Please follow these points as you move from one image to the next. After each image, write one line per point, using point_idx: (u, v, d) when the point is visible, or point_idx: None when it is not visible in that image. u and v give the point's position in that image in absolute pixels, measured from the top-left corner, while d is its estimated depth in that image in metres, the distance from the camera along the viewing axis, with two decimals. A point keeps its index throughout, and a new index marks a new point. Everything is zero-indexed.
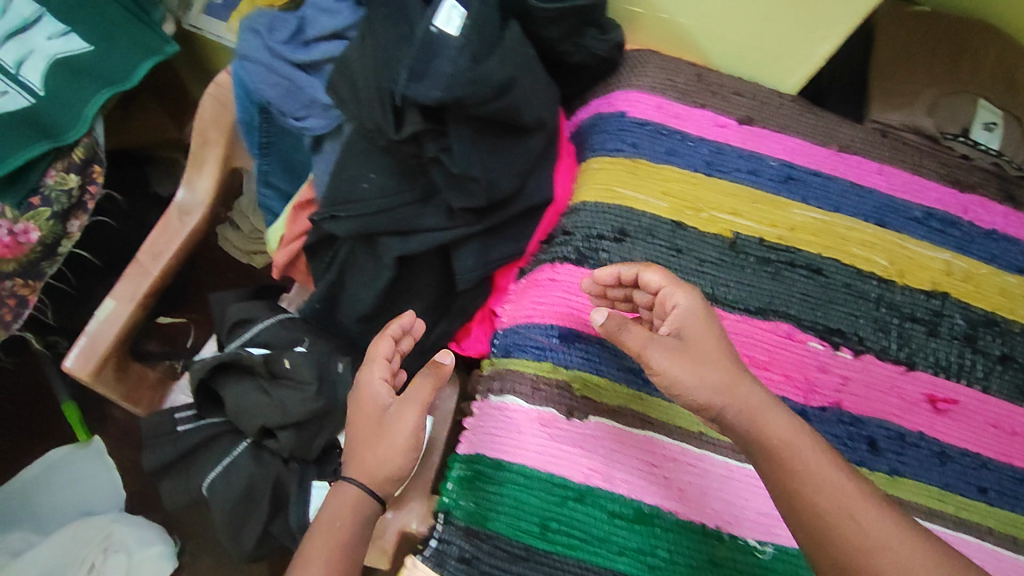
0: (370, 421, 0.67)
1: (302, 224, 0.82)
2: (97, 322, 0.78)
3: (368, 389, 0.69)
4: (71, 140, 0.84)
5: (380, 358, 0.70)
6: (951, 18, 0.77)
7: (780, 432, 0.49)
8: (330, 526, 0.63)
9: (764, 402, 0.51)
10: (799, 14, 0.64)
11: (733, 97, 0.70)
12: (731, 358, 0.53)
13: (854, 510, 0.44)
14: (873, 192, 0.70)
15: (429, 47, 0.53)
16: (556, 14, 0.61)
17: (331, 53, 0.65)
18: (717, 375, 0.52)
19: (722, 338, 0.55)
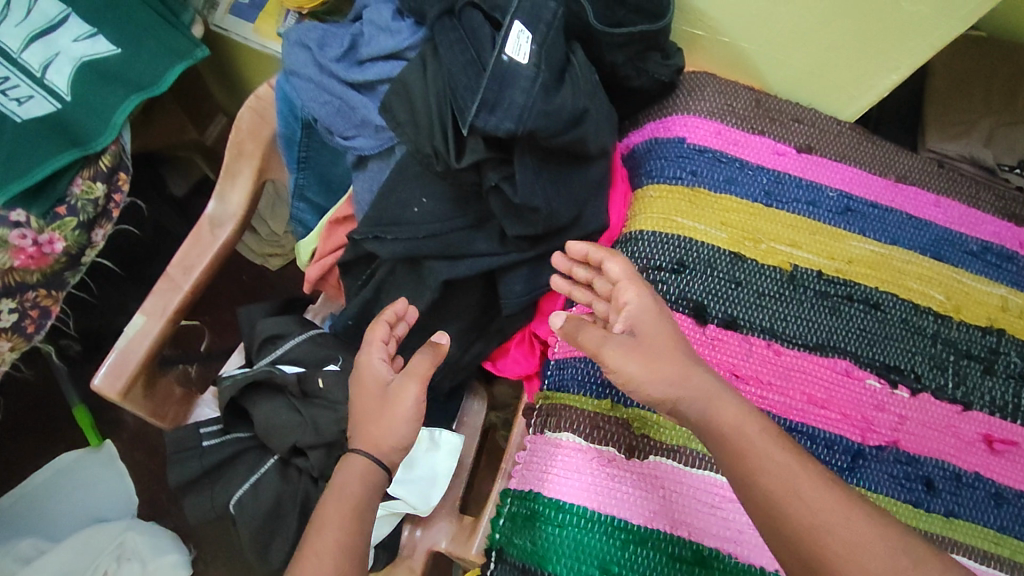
0: (371, 399, 0.66)
1: (337, 239, 0.81)
2: (127, 338, 0.75)
3: (365, 373, 0.67)
4: (98, 148, 0.82)
5: (375, 341, 0.68)
6: (1006, 47, 0.76)
7: (728, 418, 0.48)
8: (340, 495, 0.61)
9: (719, 389, 0.50)
10: (873, 42, 0.61)
11: (793, 124, 0.69)
12: (684, 351, 0.52)
13: (802, 490, 0.44)
14: (930, 224, 0.69)
15: (502, 74, 0.52)
16: (623, 39, 0.61)
17: (387, 72, 0.64)
18: (671, 369, 0.50)
19: (676, 334, 0.53)
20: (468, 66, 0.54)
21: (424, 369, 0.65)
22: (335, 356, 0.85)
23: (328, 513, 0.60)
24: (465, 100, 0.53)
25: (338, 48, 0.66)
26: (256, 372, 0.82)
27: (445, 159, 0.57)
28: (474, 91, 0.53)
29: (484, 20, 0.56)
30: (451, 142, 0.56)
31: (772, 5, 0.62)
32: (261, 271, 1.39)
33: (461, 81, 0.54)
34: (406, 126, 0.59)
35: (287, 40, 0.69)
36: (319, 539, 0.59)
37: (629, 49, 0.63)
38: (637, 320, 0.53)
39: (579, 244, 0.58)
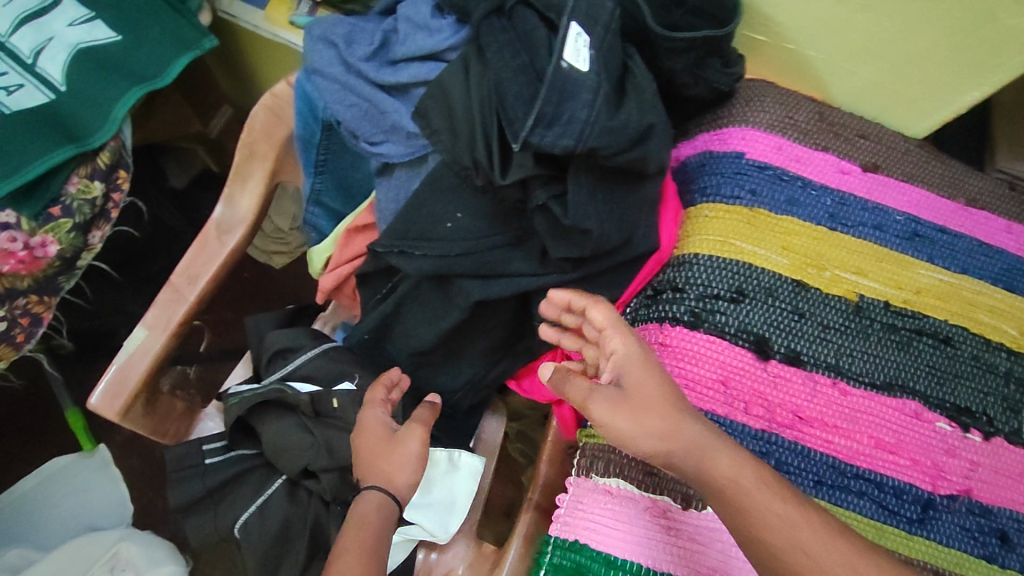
0: (377, 441, 0.64)
1: (356, 248, 0.75)
2: (126, 353, 0.69)
3: (364, 425, 0.66)
4: (96, 145, 0.75)
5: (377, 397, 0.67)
6: None
7: (723, 469, 0.46)
8: (358, 530, 0.58)
9: (707, 440, 0.47)
10: (959, 57, 0.57)
11: (858, 141, 0.64)
12: (674, 399, 0.49)
13: (804, 543, 0.43)
14: (1002, 252, 0.64)
15: (562, 86, 0.47)
16: (685, 44, 0.56)
17: (422, 75, 0.58)
18: (658, 422, 0.47)
19: (668, 385, 0.49)
20: (524, 73, 0.49)
21: (426, 418, 0.67)
22: (351, 374, 0.78)
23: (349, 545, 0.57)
24: (518, 109, 0.48)
25: (368, 46, 0.61)
26: (266, 390, 0.76)
27: (487, 174, 0.52)
28: (531, 100, 0.48)
29: (538, 22, 0.51)
30: (497, 158, 0.50)
31: (848, 12, 0.56)
32: (263, 269, 1.32)
33: (512, 91, 0.49)
34: (446, 134, 0.53)
35: (309, 35, 0.64)
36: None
37: (691, 56, 0.57)
38: (625, 371, 0.49)
39: (560, 291, 0.54)
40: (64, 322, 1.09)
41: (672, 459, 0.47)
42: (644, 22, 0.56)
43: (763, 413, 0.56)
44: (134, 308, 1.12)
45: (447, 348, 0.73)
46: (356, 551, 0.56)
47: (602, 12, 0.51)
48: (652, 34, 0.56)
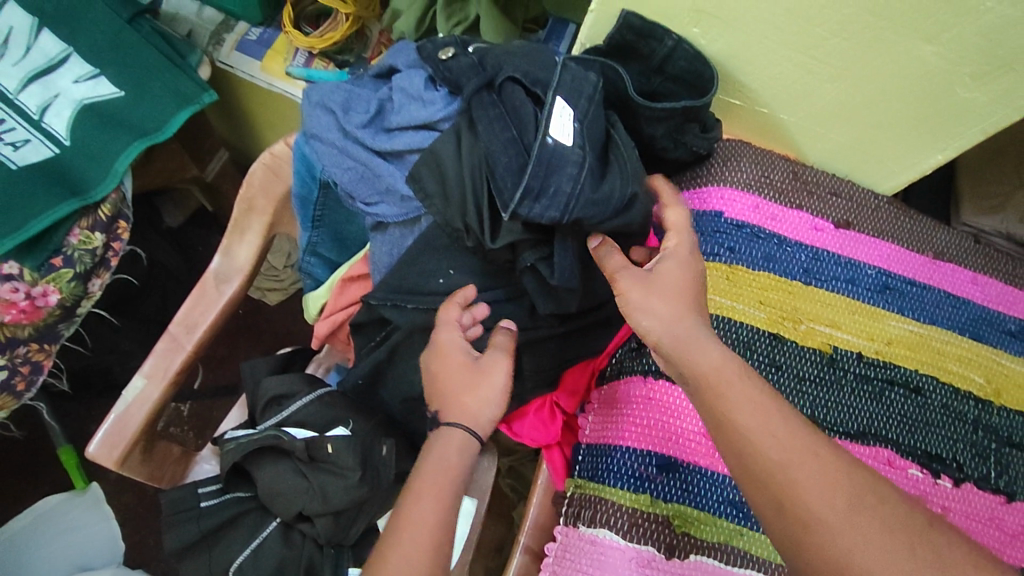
0: (456, 370, 0.56)
1: (352, 295, 0.77)
2: (124, 402, 0.71)
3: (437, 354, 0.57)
4: (97, 198, 0.79)
5: (448, 318, 0.58)
6: None
7: (709, 362, 0.45)
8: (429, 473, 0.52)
9: (705, 337, 0.46)
10: (920, 125, 0.60)
11: (831, 198, 0.68)
12: (693, 299, 0.48)
13: (776, 430, 0.41)
14: (968, 302, 0.68)
15: (551, 159, 0.50)
16: (663, 114, 0.60)
17: (413, 144, 0.62)
18: (667, 306, 0.47)
19: (693, 287, 0.49)
20: (516, 142, 0.52)
21: (506, 345, 0.58)
22: (345, 420, 0.80)
23: (428, 485, 0.51)
24: (509, 176, 0.51)
25: (363, 114, 0.64)
26: (262, 436, 0.77)
27: (478, 236, 0.55)
28: (524, 166, 0.51)
29: (526, 97, 0.54)
30: (487, 223, 0.54)
31: (819, 82, 0.60)
32: (257, 306, 1.34)
33: (501, 162, 0.52)
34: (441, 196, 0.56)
35: (308, 100, 0.67)
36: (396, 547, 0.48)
37: (673, 121, 0.62)
38: (665, 261, 0.50)
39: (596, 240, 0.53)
40: (63, 371, 1.11)
41: (660, 341, 0.46)
42: (629, 92, 0.60)
43: None
44: (129, 346, 1.13)
45: None
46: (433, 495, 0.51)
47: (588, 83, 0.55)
48: (635, 101, 0.59)
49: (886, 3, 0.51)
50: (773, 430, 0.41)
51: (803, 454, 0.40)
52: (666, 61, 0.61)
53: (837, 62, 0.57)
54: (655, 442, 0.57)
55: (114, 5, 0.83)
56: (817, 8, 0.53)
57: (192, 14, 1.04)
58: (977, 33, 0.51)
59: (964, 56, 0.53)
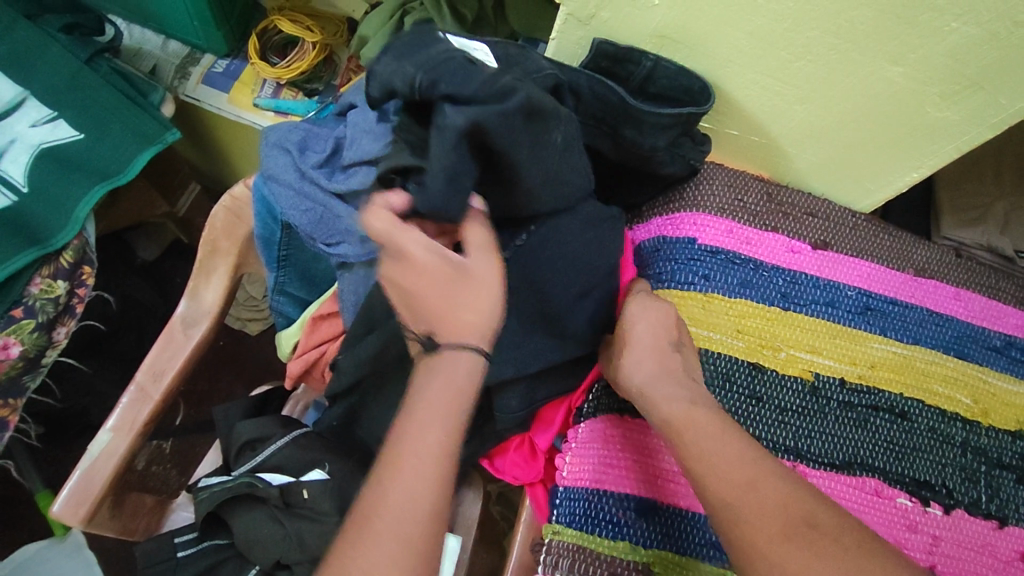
0: (441, 285, 0.47)
1: (324, 333, 0.75)
2: (90, 458, 0.69)
3: (399, 261, 0.48)
4: (59, 245, 0.77)
5: (392, 225, 0.48)
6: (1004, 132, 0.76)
7: (663, 414, 0.50)
8: (409, 409, 0.47)
9: (647, 384, 0.51)
10: (892, 142, 0.60)
11: (807, 219, 0.67)
12: (643, 345, 0.54)
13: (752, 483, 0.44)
14: (952, 320, 0.66)
15: (492, 158, 0.48)
16: (669, 121, 0.59)
17: (364, 181, 0.61)
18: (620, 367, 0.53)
19: (641, 335, 0.54)
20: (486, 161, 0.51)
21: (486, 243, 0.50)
22: (321, 462, 0.77)
23: (431, 417, 0.46)
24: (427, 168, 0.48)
25: (320, 154, 0.65)
26: (236, 484, 0.75)
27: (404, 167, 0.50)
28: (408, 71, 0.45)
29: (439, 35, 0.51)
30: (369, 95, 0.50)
31: (787, 103, 0.59)
32: (239, 337, 1.32)
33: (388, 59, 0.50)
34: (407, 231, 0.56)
35: (267, 142, 0.68)
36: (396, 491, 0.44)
37: (647, 140, 0.60)
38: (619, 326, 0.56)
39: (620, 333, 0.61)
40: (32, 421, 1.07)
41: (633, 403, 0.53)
42: (621, 100, 0.57)
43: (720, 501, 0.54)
44: (104, 387, 1.11)
45: None
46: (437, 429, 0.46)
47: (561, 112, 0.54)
48: (631, 106, 0.58)
49: (848, 25, 0.50)
50: (749, 484, 0.44)
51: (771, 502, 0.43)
52: (647, 83, 0.60)
53: (803, 83, 0.56)
54: (633, 483, 0.56)
55: (73, 46, 0.82)
56: (780, 31, 0.52)
57: (156, 48, 1.01)
58: (943, 53, 0.50)
59: (930, 76, 0.53)
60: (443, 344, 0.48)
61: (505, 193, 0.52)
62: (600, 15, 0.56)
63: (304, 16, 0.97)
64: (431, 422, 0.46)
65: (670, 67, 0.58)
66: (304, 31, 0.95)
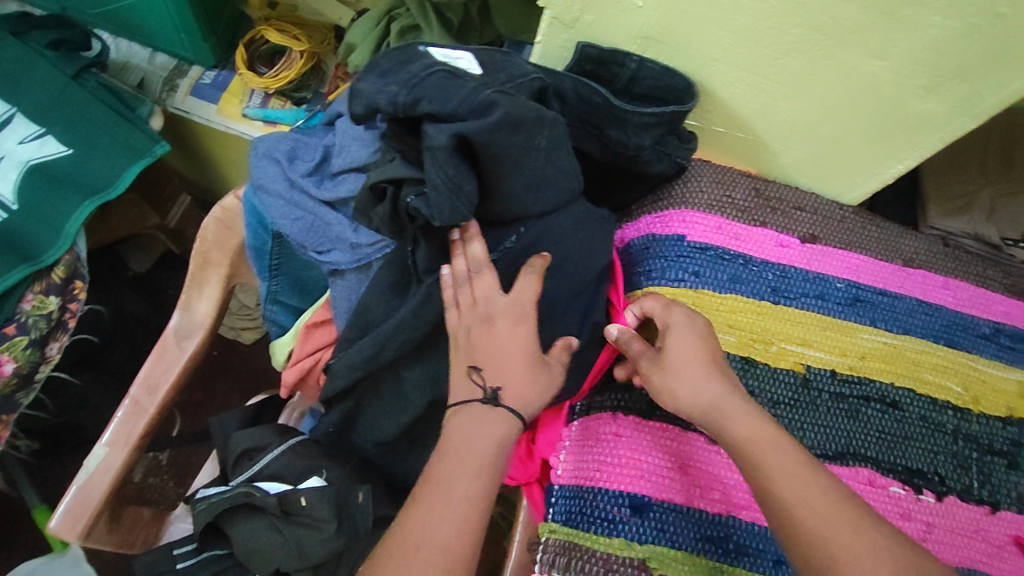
0: (503, 339, 0.52)
1: (317, 341, 0.75)
2: (86, 472, 0.69)
3: (498, 318, 0.52)
4: (49, 261, 0.77)
5: (526, 282, 0.53)
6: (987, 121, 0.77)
7: (741, 431, 0.49)
8: (462, 453, 0.48)
9: (725, 402, 0.50)
10: (877, 136, 0.60)
11: (795, 213, 0.67)
12: (709, 358, 0.53)
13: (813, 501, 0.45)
14: (941, 309, 0.66)
15: (480, 162, 0.48)
16: (652, 120, 0.59)
17: (352, 187, 0.62)
18: (689, 384, 0.52)
19: (706, 353, 0.53)
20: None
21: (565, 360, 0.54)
22: (319, 469, 0.77)
23: (469, 455, 0.48)
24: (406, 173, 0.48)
25: (309, 163, 0.66)
26: (233, 494, 0.75)
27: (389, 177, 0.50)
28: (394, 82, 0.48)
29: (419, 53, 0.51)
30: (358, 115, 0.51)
31: (772, 100, 0.60)
32: (233, 346, 1.32)
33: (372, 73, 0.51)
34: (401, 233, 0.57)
35: (255, 152, 0.68)
36: (429, 521, 0.46)
37: (633, 140, 0.61)
38: (673, 336, 0.54)
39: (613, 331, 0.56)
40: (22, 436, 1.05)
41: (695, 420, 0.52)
42: (605, 102, 0.58)
43: (720, 497, 0.55)
44: (100, 401, 1.11)
45: (409, 437, 0.72)
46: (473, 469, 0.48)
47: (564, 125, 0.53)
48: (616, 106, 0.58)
49: (830, 21, 0.51)
50: (815, 504, 0.45)
51: (839, 524, 0.44)
52: (632, 83, 0.61)
53: (788, 80, 0.57)
54: (630, 481, 0.55)
55: (60, 63, 0.83)
56: (761, 29, 0.53)
57: (144, 61, 1.01)
58: (925, 47, 0.51)
59: (914, 70, 0.53)
60: (504, 402, 0.50)
61: (493, 195, 0.52)
62: (583, 17, 0.57)
63: (288, 25, 0.97)
64: (482, 472, 0.48)
65: (653, 67, 0.59)
66: (291, 40, 0.96)
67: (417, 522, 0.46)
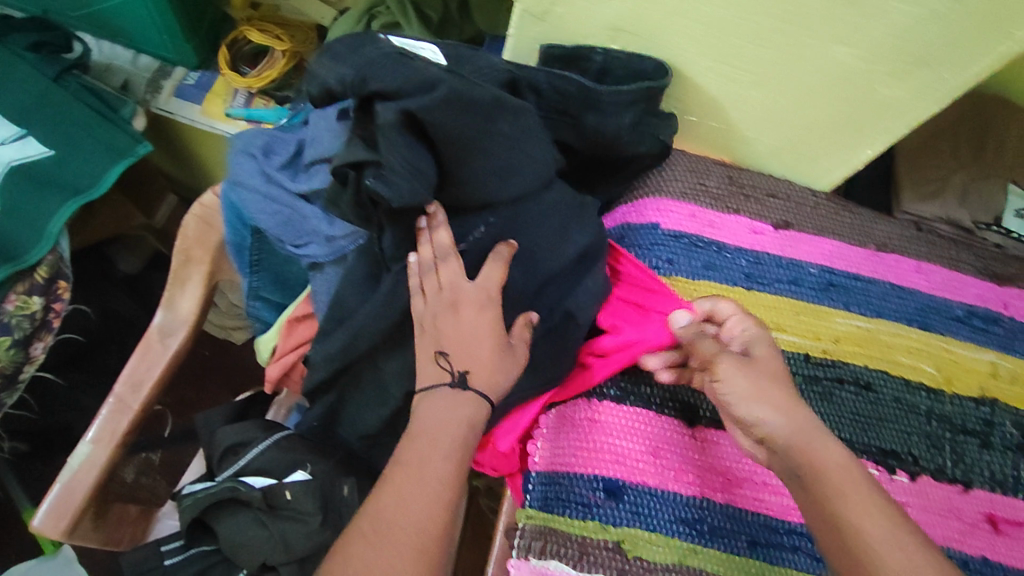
0: (473, 322, 0.53)
1: (299, 336, 0.76)
2: (70, 471, 0.69)
3: (463, 304, 0.54)
4: (31, 261, 0.78)
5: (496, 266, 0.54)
6: (960, 108, 0.78)
7: (832, 458, 0.48)
8: (435, 437, 0.50)
9: (817, 428, 0.50)
10: (846, 123, 0.61)
11: (767, 200, 0.68)
12: (789, 383, 0.54)
13: (901, 538, 0.43)
14: (914, 292, 0.67)
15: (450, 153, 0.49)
16: (628, 97, 0.59)
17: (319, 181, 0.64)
18: (780, 397, 0.52)
19: (787, 378, 0.54)
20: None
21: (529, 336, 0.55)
22: (305, 463, 0.79)
23: (440, 441, 0.50)
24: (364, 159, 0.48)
25: (283, 157, 0.67)
26: (218, 490, 0.75)
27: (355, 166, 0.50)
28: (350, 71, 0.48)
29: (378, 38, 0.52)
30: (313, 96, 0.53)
31: (742, 89, 0.60)
32: (223, 345, 1.33)
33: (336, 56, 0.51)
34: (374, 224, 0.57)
35: (234, 148, 0.69)
36: (402, 504, 0.47)
37: (606, 129, 0.61)
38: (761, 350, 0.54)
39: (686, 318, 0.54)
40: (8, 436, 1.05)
41: (777, 438, 0.50)
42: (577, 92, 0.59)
43: (694, 480, 0.56)
44: (89, 402, 1.11)
45: (392, 429, 0.73)
46: (448, 454, 0.49)
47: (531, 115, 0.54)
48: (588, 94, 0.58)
49: (795, 9, 0.51)
50: (901, 542, 0.43)
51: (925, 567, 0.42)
52: (604, 75, 0.61)
53: (755, 67, 0.58)
54: (605, 465, 0.56)
55: (40, 65, 0.83)
56: (729, 18, 0.53)
57: (127, 63, 1.01)
58: (889, 33, 0.52)
59: (878, 56, 0.54)
60: (473, 385, 0.52)
61: (465, 185, 0.53)
62: (554, 10, 0.58)
63: (272, 25, 0.97)
64: (454, 455, 0.50)
65: (624, 57, 0.60)
66: (273, 40, 0.96)
67: (391, 507, 0.47)
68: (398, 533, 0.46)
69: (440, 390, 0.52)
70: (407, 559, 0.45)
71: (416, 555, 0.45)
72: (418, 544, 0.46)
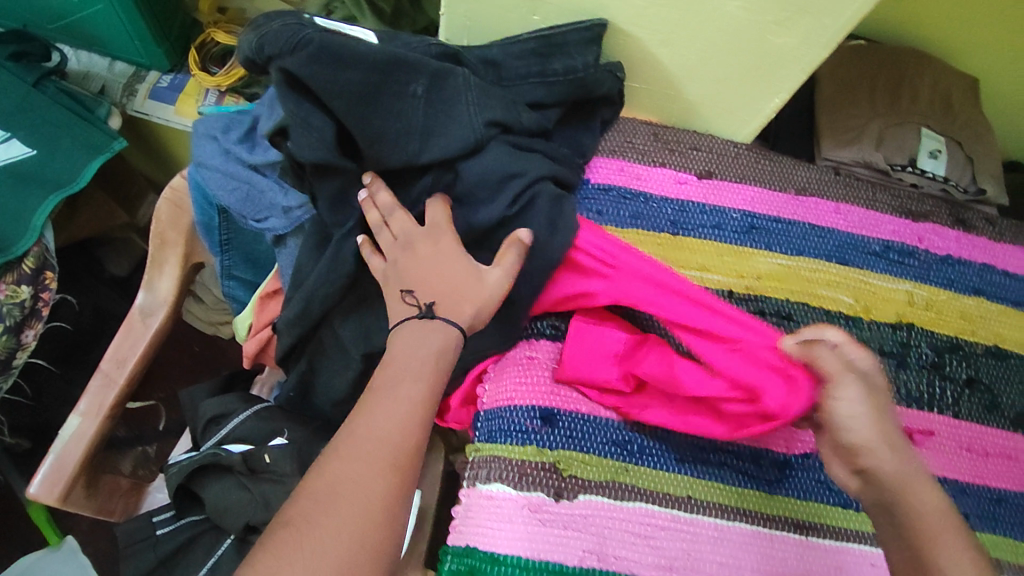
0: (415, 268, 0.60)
1: (269, 312, 0.81)
2: (62, 441, 0.75)
3: (410, 244, 0.61)
4: (20, 252, 0.83)
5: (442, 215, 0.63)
6: (877, 62, 0.83)
7: (927, 505, 0.49)
8: (400, 364, 0.55)
9: (921, 474, 0.50)
10: (751, 73, 0.66)
11: (691, 152, 0.73)
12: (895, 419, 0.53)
13: None
14: (833, 231, 0.72)
15: None
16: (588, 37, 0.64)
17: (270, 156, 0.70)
18: (894, 432, 0.51)
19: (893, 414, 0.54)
20: (380, 115, 0.58)
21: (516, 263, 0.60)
22: (283, 429, 0.83)
23: (407, 370, 0.55)
24: None
25: (239, 133, 0.73)
26: (202, 456, 0.80)
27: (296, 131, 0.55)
28: (283, 42, 0.54)
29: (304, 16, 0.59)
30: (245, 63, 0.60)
31: (654, 46, 0.66)
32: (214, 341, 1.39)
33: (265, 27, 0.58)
34: (323, 190, 0.63)
35: (195, 132, 0.76)
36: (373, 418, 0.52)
37: None
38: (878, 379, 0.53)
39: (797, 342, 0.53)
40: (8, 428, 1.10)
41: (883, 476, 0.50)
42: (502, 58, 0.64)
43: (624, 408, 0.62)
44: None
45: None
46: (416, 377, 0.55)
47: (454, 78, 0.60)
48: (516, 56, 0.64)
49: None
50: None
51: None
52: None
53: (659, 25, 0.63)
54: (542, 396, 0.61)
55: (19, 72, 0.89)
56: None
57: (104, 69, 1.08)
58: None
59: (765, 7, 0.59)
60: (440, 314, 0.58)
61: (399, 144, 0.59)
62: None
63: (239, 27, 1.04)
64: (424, 374, 0.55)
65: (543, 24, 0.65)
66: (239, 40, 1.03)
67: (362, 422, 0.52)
68: (374, 444, 0.51)
69: (416, 321, 0.58)
70: (379, 469, 0.50)
71: (383, 468, 0.50)
72: (387, 457, 0.51)
